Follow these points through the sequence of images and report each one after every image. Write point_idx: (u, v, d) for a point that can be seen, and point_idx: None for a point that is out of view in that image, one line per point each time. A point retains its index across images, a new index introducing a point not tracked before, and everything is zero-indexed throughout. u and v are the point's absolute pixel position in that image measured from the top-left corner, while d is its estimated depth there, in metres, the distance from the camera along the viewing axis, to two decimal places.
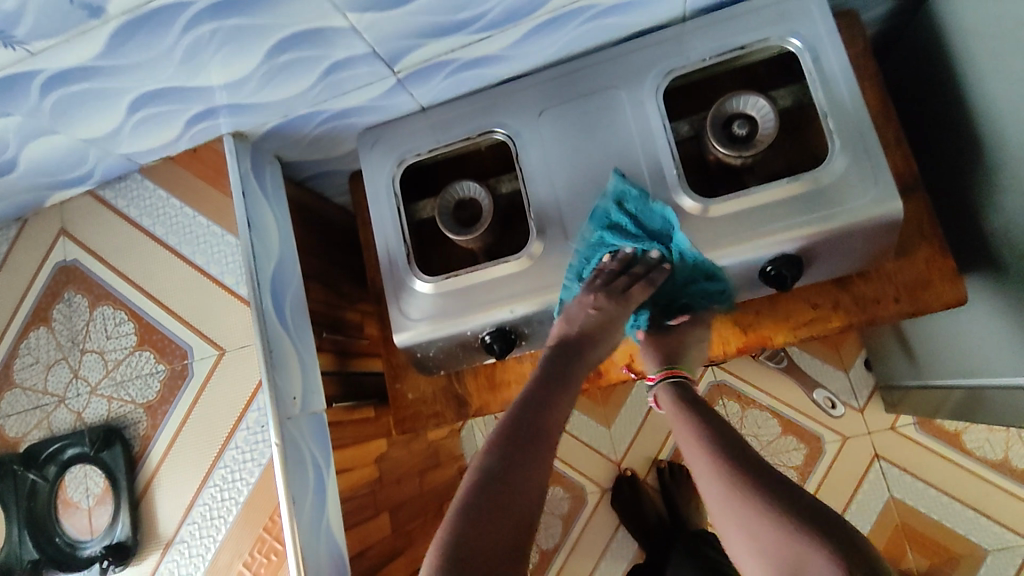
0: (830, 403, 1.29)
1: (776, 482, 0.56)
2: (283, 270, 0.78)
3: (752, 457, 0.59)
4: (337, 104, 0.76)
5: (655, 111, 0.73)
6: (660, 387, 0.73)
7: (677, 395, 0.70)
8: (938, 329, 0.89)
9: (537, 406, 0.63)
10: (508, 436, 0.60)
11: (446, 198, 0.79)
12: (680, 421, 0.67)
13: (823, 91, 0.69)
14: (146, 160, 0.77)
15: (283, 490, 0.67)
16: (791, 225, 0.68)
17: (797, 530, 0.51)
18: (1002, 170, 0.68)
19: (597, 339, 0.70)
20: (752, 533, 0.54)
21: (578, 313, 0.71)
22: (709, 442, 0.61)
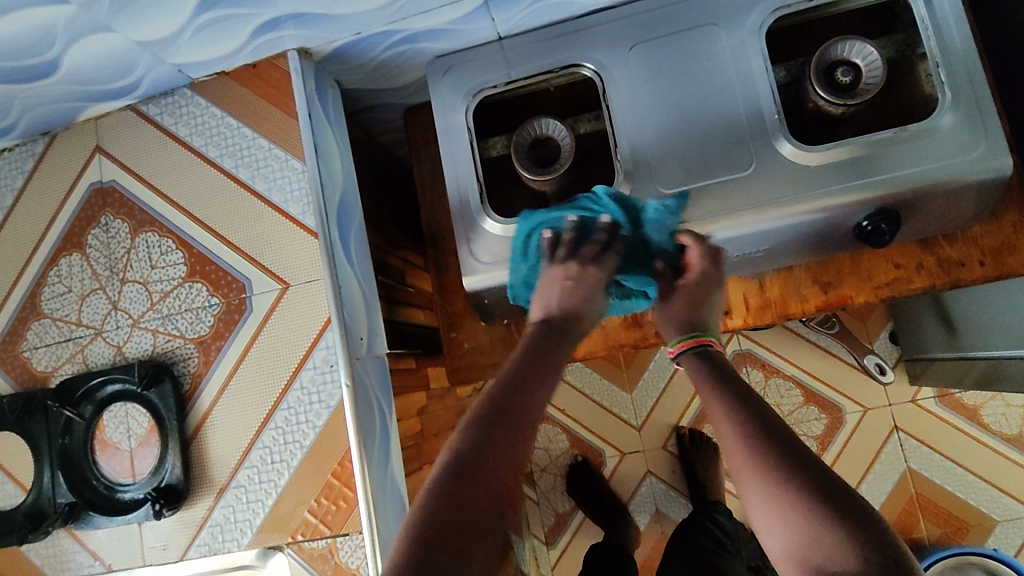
0: (880, 368, 1.26)
1: (812, 472, 0.50)
2: (347, 202, 0.72)
3: (792, 443, 0.52)
4: (412, 25, 0.69)
5: (756, 50, 0.69)
6: (686, 355, 0.66)
7: (698, 366, 0.64)
8: (995, 296, 0.89)
9: (521, 386, 0.57)
10: (486, 415, 0.54)
11: (522, 136, 0.75)
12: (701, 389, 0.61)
13: (935, 40, 0.67)
14: (198, 74, 0.70)
15: (356, 437, 0.64)
16: (893, 178, 0.65)
17: (836, 527, 0.47)
18: None
19: (579, 317, 0.67)
20: (782, 517, 0.49)
21: (552, 288, 0.68)
22: (740, 421, 0.55)
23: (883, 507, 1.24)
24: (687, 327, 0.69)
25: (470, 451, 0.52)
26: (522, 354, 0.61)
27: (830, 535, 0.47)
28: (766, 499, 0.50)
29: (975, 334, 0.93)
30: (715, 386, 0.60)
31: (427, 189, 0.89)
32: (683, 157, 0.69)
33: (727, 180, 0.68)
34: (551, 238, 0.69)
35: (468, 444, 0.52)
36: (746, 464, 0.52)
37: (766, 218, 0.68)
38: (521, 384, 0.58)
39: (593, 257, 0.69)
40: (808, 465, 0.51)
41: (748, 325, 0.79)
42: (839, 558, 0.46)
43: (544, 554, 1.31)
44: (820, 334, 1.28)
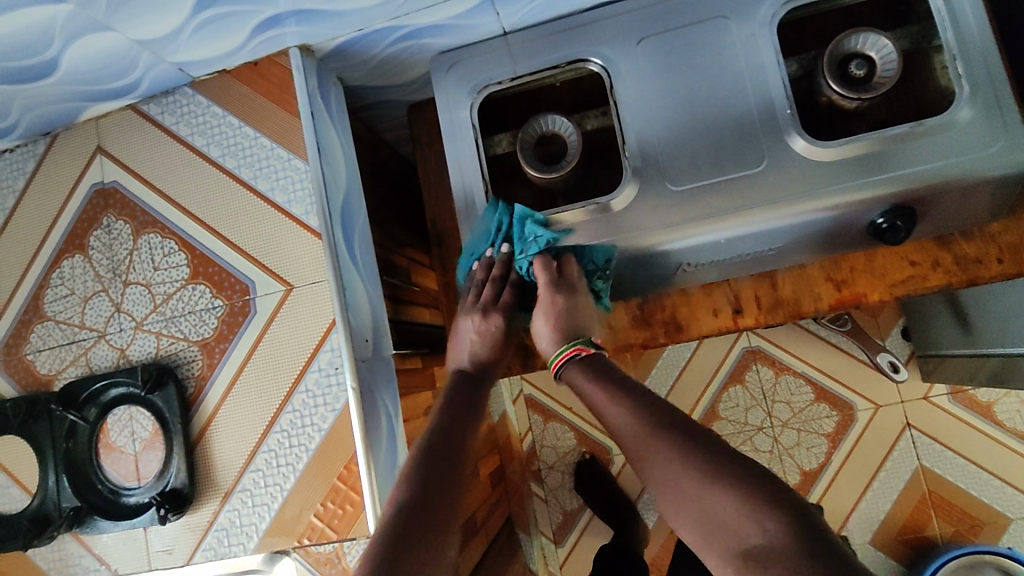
0: (893, 366, 1.24)
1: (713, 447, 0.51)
2: (351, 202, 0.71)
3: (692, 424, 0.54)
4: (415, 20, 0.68)
5: (768, 43, 0.68)
6: (568, 366, 0.65)
7: (585, 372, 0.63)
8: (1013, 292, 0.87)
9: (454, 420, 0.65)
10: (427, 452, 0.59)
11: (528, 133, 0.73)
12: (589, 389, 0.62)
13: (953, 31, 0.65)
14: (198, 73, 0.69)
15: (364, 441, 0.63)
16: (909, 174, 0.64)
17: (750, 499, 0.47)
18: None
19: (491, 364, 0.74)
20: (694, 504, 0.50)
21: (463, 335, 0.75)
22: (640, 414, 0.55)
23: (895, 505, 1.22)
24: (567, 336, 0.68)
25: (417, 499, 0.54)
26: (450, 403, 0.68)
27: (742, 514, 0.47)
28: (681, 489, 0.50)
29: (988, 330, 0.92)
30: (602, 385, 0.60)
31: (432, 187, 0.88)
32: (693, 153, 0.68)
33: (738, 176, 0.67)
34: (481, 272, 0.76)
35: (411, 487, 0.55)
36: (655, 458, 0.52)
37: (779, 215, 0.66)
38: (450, 429, 0.63)
39: (494, 301, 0.75)
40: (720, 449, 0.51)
41: (760, 324, 0.78)
42: (750, 531, 0.46)
43: (552, 552, 1.30)
44: (834, 332, 1.26)
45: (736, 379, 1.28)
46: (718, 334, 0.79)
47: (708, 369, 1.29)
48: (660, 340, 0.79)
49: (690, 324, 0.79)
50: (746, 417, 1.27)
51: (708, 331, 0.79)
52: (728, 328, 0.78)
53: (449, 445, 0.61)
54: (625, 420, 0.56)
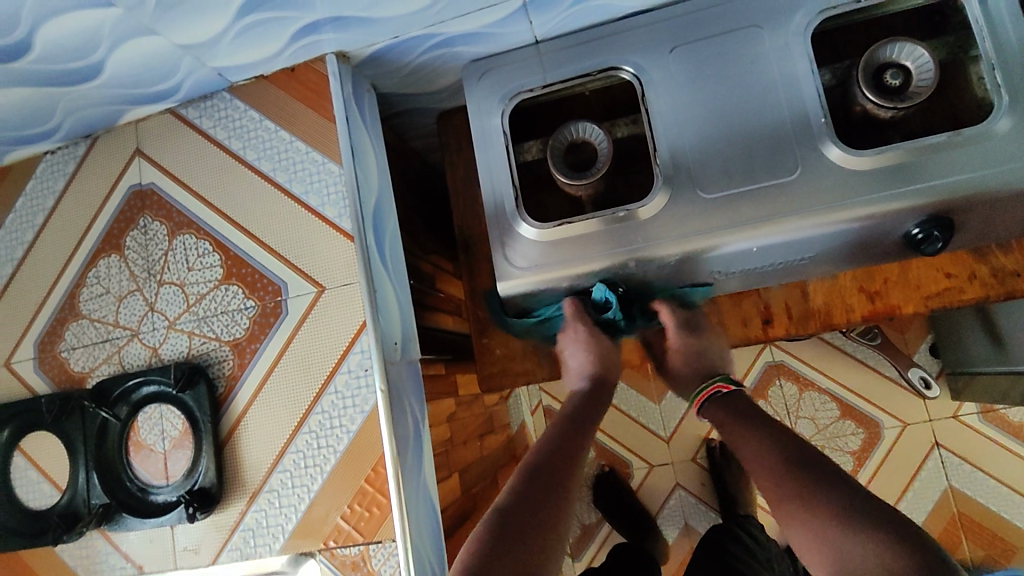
0: (926, 382, 1.20)
1: (855, 493, 0.56)
2: (382, 205, 0.72)
3: (828, 466, 0.59)
4: (450, 28, 0.69)
5: (802, 53, 0.68)
6: (709, 407, 0.75)
7: (733, 409, 0.72)
8: None
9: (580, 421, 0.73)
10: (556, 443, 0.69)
11: (558, 140, 0.74)
12: (738, 427, 0.69)
13: (991, 41, 0.64)
14: (237, 78, 0.71)
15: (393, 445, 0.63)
16: (946, 184, 0.63)
17: (875, 534, 0.52)
18: None
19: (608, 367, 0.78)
20: (812, 536, 0.54)
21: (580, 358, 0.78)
22: (787, 447, 0.62)
23: (923, 527, 1.19)
24: (706, 374, 0.77)
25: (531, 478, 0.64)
26: (571, 408, 0.75)
27: (860, 547, 0.51)
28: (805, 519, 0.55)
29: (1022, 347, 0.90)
30: (750, 428, 0.67)
31: (460, 193, 0.88)
32: (725, 161, 0.68)
33: (771, 185, 0.66)
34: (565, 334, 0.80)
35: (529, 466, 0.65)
36: (792, 490, 0.58)
37: (812, 225, 0.66)
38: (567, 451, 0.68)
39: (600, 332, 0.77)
40: (844, 483, 0.57)
41: (791, 335, 0.77)
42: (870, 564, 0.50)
43: (569, 565, 1.28)
44: (862, 346, 1.24)
45: (760, 393, 1.26)
46: (746, 343, 0.78)
47: None
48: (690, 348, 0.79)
49: (720, 333, 0.78)
50: None
51: (735, 340, 0.78)
52: (756, 337, 0.77)
53: (565, 467, 0.66)
54: (760, 449, 0.64)
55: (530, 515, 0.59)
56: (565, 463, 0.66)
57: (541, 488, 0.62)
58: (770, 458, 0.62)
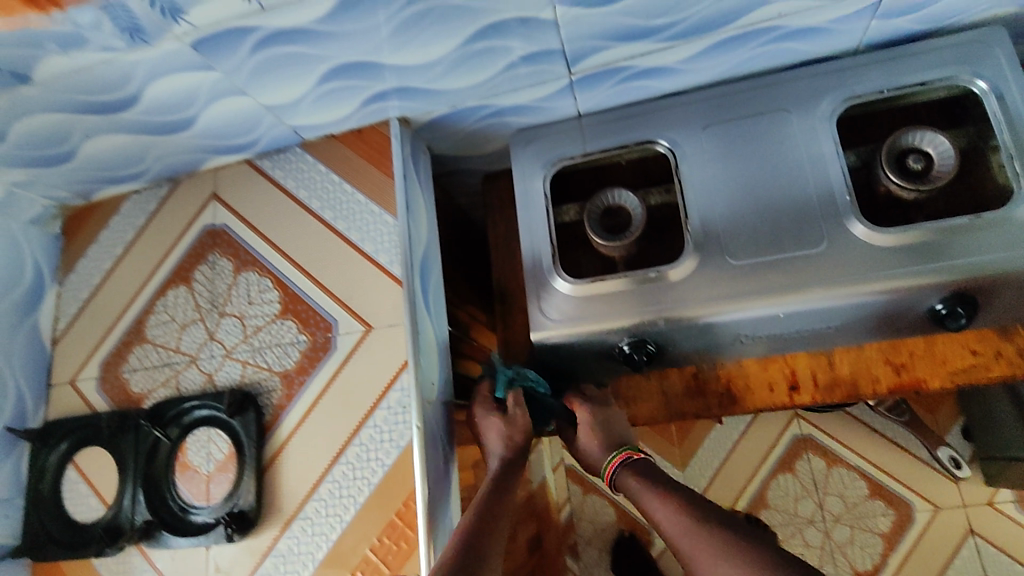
0: (955, 462, 1.18)
1: (750, 534, 0.57)
2: (429, 255, 0.78)
3: (722, 513, 0.60)
4: (504, 100, 0.78)
5: (828, 135, 0.73)
6: (623, 473, 0.70)
7: (650, 476, 0.68)
8: None
9: (495, 499, 0.67)
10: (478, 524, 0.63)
11: (594, 205, 0.79)
12: (650, 494, 0.65)
13: (1008, 133, 0.69)
14: (309, 135, 0.79)
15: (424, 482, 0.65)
16: (969, 263, 0.66)
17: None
18: None
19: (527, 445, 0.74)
20: None
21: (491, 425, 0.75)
22: (680, 507, 0.62)
23: None
24: (615, 443, 0.73)
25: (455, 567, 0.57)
26: (491, 484, 0.69)
27: None
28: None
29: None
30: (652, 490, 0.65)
31: (498, 249, 0.94)
32: (753, 231, 0.72)
33: (796, 255, 0.70)
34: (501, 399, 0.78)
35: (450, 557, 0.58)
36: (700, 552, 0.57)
37: (839, 294, 0.68)
38: (492, 507, 0.66)
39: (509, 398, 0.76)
40: (731, 524, 0.58)
41: (817, 403, 0.76)
42: None
43: None
44: (891, 422, 1.24)
45: (787, 466, 1.24)
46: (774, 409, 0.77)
47: (755, 456, 1.25)
48: (716, 411, 0.77)
49: (747, 397, 0.77)
50: (796, 507, 1.21)
51: (763, 403, 0.77)
52: (784, 403, 0.77)
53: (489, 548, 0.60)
54: (665, 510, 0.62)
55: None
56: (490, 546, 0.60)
57: (470, 567, 0.57)
58: (675, 523, 0.61)
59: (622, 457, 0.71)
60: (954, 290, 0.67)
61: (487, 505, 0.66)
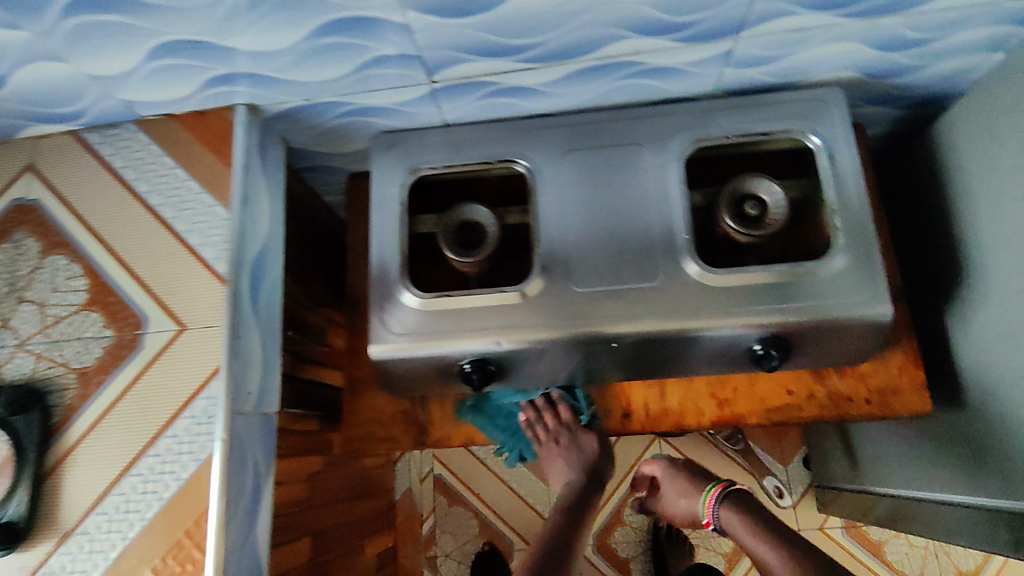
0: (779, 492, 1.34)
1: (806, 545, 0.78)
2: (265, 257, 0.73)
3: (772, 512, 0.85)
4: (361, 100, 0.74)
5: (674, 174, 0.75)
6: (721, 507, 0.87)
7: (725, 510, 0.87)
8: (898, 437, 0.96)
9: (572, 520, 0.82)
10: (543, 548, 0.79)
11: (451, 217, 0.78)
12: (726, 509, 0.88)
13: (834, 189, 0.72)
14: (147, 113, 0.72)
15: (240, 526, 0.64)
16: (785, 309, 0.70)
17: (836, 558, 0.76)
18: (978, 309, 0.77)
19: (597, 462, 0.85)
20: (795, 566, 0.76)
21: (556, 468, 0.84)
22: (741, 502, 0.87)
23: None
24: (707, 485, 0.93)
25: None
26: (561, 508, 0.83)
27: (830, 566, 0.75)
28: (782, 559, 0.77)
29: (891, 471, 0.98)
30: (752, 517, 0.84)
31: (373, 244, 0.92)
32: (597, 260, 0.74)
33: (633, 287, 0.73)
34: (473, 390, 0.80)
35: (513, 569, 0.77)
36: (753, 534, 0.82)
37: (668, 328, 0.71)
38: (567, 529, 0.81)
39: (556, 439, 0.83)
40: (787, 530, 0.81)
41: (646, 432, 0.80)
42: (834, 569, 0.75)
43: None
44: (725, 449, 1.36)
45: None
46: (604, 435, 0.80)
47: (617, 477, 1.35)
48: None
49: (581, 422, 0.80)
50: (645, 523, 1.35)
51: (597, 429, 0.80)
52: (615, 428, 0.80)
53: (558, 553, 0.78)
54: (749, 536, 0.83)
55: None
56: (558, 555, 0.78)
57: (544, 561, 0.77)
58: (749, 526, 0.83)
59: (715, 493, 0.89)
60: (767, 337, 0.72)
61: (563, 519, 0.82)
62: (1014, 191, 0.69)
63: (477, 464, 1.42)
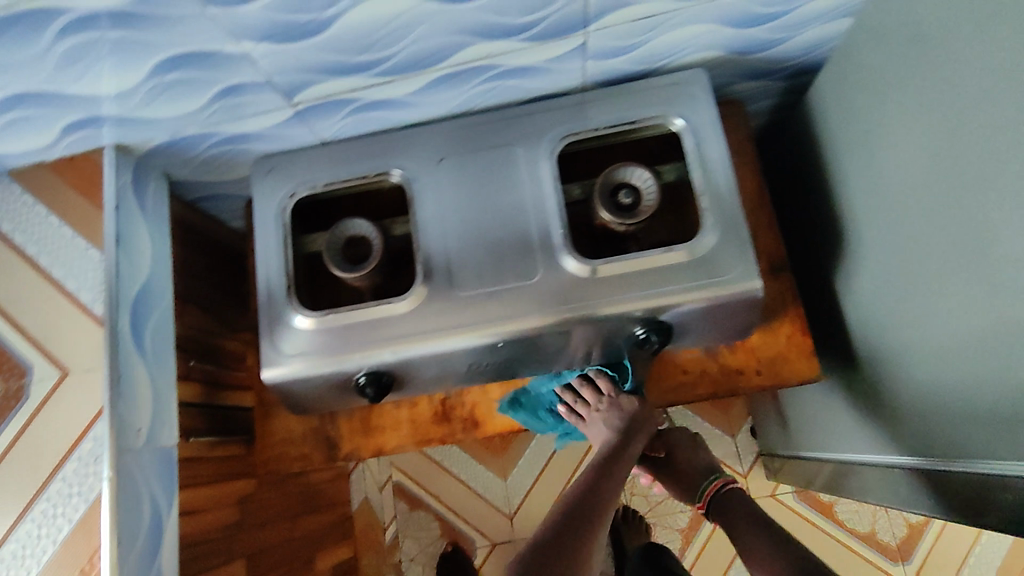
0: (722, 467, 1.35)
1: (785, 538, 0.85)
2: (149, 294, 0.74)
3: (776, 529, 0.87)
4: (230, 129, 0.74)
5: (547, 171, 0.76)
6: None
7: (733, 510, 0.80)
8: (817, 402, 0.97)
9: (593, 485, 0.80)
10: (583, 488, 0.80)
11: (335, 234, 0.78)
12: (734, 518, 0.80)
13: (701, 173, 0.73)
14: (17, 164, 0.73)
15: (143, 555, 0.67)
16: (663, 294, 0.72)
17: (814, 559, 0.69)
18: (861, 272, 0.78)
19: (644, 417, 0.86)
20: None
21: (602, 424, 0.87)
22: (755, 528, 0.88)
23: None
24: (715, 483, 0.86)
25: (565, 515, 0.76)
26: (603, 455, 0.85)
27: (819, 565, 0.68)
28: None
29: (822, 435, 0.99)
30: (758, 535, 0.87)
31: None
32: (479, 264, 0.75)
33: (515, 287, 0.74)
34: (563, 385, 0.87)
35: (551, 510, 0.78)
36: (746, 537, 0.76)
37: (549, 323, 0.73)
38: (601, 474, 0.82)
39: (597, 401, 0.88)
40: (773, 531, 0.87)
41: None
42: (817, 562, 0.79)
43: None
44: None
45: None
46: (511, 431, 0.83)
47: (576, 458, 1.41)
48: (457, 436, 0.82)
49: (486, 420, 0.83)
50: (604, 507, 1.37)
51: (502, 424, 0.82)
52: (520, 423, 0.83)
53: (594, 497, 0.79)
54: None
55: (553, 547, 0.71)
56: (595, 497, 0.79)
57: (581, 500, 0.78)
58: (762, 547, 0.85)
59: None
60: (649, 322, 0.73)
61: (597, 467, 0.83)
62: (877, 154, 0.70)
63: (434, 467, 1.44)
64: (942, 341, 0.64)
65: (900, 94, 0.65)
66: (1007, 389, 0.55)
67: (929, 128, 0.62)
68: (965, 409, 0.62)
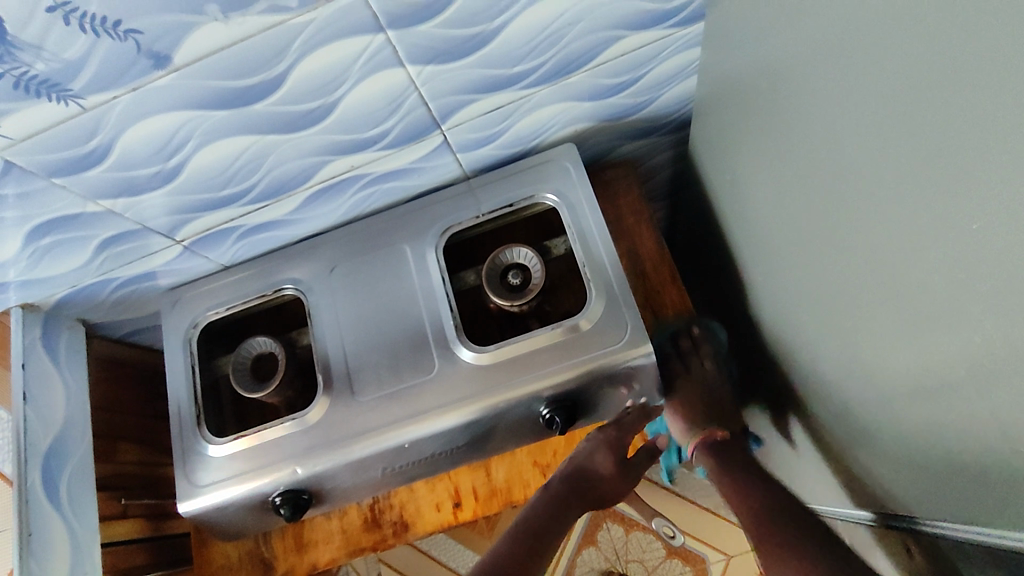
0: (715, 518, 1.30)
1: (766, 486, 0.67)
2: (65, 443, 0.76)
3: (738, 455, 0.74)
4: (126, 273, 0.77)
5: (434, 264, 0.78)
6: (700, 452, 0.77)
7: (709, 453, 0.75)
8: (774, 447, 0.93)
9: (524, 537, 0.70)
10: (501, 557, 0.68)
11: (239, 356, 0.80)
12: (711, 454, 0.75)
13: (580, 245, 0.74)
14: None
15: None
16: (560, 370, 0.70)
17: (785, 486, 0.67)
18: (767, 315, 0.76)
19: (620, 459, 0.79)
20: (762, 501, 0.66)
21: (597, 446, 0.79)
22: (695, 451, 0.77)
23: None
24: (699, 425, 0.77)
25: None
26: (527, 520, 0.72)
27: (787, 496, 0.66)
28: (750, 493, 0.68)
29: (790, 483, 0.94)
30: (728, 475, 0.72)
31: None
32: (379, 364, 0.75)
33: (415, 383, 0.73)
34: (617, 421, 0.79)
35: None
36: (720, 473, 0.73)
37: (452, 417, 0.71)
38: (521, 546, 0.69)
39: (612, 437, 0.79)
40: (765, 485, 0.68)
41: (479, 516, 0.81)
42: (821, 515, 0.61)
43: None
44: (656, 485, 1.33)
45: (590, 539, 1.32)
46: (441, 528, 0.82)
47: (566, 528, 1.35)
48: (387, 541, 0.81)
49: (415, 519, 0.82)
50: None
51: (431, 522, 0.81)
52: (449, 520, 0.81)
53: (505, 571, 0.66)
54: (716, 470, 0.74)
55: None
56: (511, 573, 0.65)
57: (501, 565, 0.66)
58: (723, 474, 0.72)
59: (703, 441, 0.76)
60: (553, 400, 0.71)
61: (514, 540, 0.70)
62: (747, 200, 0.70)
63: (424, 559, 1.40)
64: (831, 386, 0.62)
65: (746, 144, 0.65)
66: (889, 435, 0.53)
67: (770, 175, 0.62)
68: (880, 458, 0.56)
